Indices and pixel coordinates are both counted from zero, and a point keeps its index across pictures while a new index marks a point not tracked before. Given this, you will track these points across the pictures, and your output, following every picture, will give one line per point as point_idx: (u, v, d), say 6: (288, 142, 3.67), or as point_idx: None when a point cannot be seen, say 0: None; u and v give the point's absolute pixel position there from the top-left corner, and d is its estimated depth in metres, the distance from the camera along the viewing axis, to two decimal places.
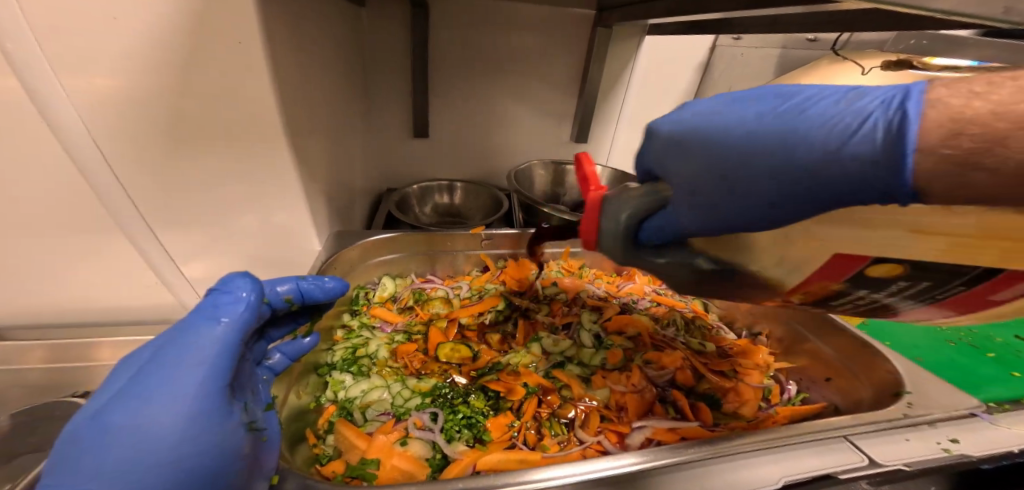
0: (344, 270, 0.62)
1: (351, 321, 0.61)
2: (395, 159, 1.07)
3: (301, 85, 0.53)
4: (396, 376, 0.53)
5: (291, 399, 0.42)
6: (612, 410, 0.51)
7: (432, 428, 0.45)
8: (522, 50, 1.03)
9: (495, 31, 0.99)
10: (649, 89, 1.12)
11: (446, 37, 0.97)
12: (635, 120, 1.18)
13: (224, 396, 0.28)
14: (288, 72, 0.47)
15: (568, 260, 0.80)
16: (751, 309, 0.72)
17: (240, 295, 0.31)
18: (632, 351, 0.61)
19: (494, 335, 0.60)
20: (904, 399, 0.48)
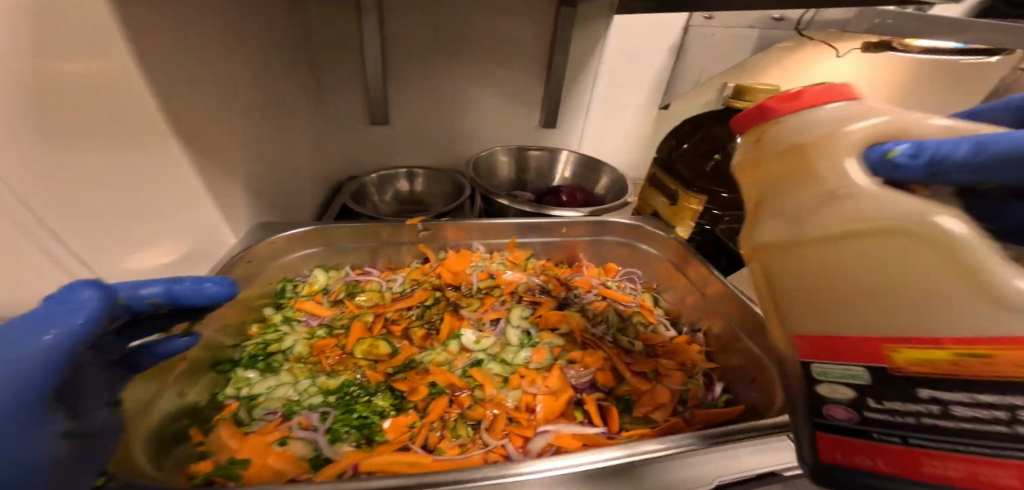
0: (263, 262, 0.61)
1: (275, 316, 0.61)
2: (354, 146, 1.05)
3: (206, 71, 0.51)
4: (306, 372, 0.52)
5: (169, 397, 0.41)
6: (522, 412, 0.50)
7: (317, 428, 0.44)
8: (483, 31, 0.98)
9: (453, 11, 0.94)
10: (621, 72, 1.07)
11: (401, 18, 0.93)
12: (607, 105, 1.13)
13: (38, 409, 0.25)
14: (177, 59, 0.45)
15: (515, 251, 0.77)
16: (696, 304, 0.69)
17: (80, 300, 0.26)
18: (560, 349, 0.59)
19: (417, 331, 0.59)
20: (808, 406, 0.45)
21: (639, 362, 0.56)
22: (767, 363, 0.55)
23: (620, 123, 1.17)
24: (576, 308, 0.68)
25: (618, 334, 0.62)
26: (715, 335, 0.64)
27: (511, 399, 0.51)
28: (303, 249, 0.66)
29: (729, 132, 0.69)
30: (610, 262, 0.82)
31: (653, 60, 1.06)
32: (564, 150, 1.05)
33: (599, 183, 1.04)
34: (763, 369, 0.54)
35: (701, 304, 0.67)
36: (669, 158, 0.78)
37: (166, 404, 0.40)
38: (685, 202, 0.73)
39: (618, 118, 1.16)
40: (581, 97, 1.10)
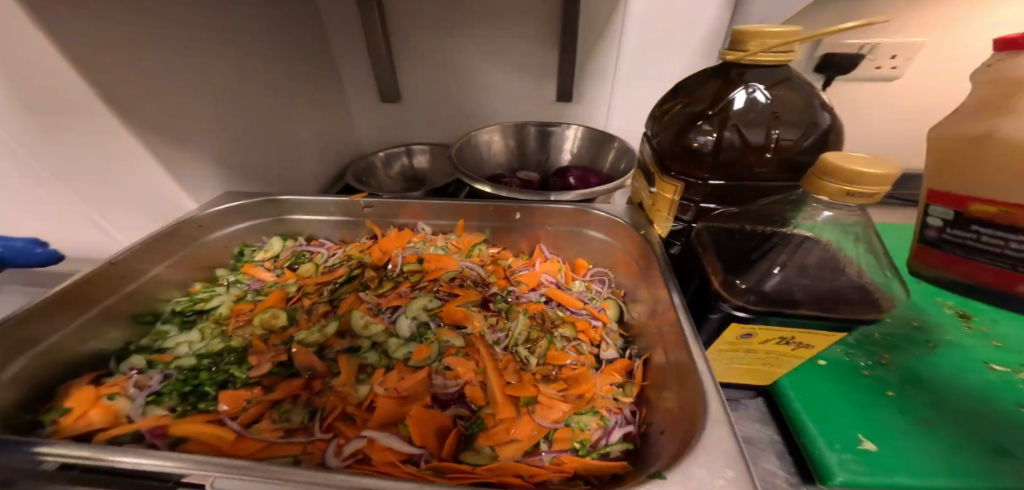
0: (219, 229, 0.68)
1: (225, 277, 0.68)
2: (369, 123, 1.09)
3: (158, 59, 0.56)
4: (214, 332, 0.57)
5: (63, 337, 0.49)
6: (362, 411, 0.45)
7: (149, 389, 0.47)
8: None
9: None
10: (655, 31, 0.86)
11: None
12: (638, 74, 0.93)
13: None
14: (121, 45, 0.51)
15: (463, 235, 0.70)
16: (654, 324, 0.52)
17: None
18: (447, 350, 0.51)
19: (320, 307, 0.58)
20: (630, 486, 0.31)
21: (518, 384, 0.45)
22: (681, 421, 0.39)
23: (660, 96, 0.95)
24: (500, 306, 0.59)
25: (518, 345, 0.51)
26: (656, 369, 0.48)
27: (358, 393, 0.46)
28: (246, 221, 0.71)
29: (723, 97, 0.52)
30: (582, 259, 0.69)
31: (700, 12, 0.82)
32: (572, 124, 0.91)
33: (609, 160, 0.89)
34: (679, 425, 0.38)
35: (659, 325, 0.50)
36: (651, 132, 0.62)
37: (65, 340, 0.49)
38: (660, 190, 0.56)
39: (653, 90, 0.95)
40: (604, 64, 0.92)
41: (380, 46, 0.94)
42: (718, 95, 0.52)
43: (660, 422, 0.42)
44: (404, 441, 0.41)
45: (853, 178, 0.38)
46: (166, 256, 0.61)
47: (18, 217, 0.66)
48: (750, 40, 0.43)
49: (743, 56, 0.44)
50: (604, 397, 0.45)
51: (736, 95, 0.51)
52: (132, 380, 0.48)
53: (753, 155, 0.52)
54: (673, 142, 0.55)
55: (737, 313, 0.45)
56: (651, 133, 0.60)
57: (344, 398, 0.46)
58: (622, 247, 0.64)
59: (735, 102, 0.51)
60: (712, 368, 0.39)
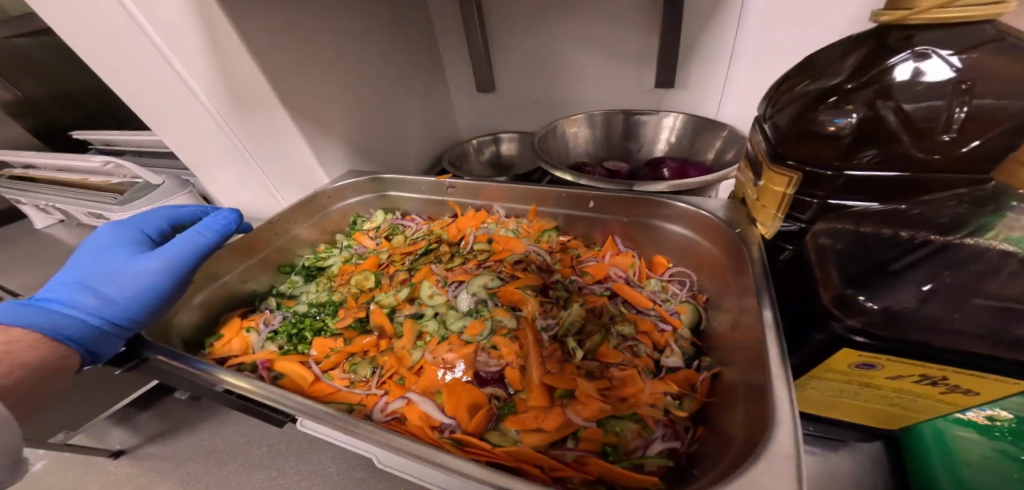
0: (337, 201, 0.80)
1: (342, 241, 0.80)
2: (470, 109, 1.16)
3: (300, 65, 0.68)
4: (327, 284, 0.70)
5: (229, 278, 0.64)
6: (412, 372, 0.49)
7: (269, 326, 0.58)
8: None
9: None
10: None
11: None
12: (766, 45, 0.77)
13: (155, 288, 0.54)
14: (272, 51, 0.63)
15: (534, 220, 0.69)
16: (734, 334, 0.44)
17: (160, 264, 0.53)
18: (498, 328, 0.51)
19: (401, 274, 0.65)
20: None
21: (557, 374, 0.43)
22: (735, 451, 0.32)
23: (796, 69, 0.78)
24: (560, 292, 0.57)
25: (569, 335, 0.47)
26: (726, 386, 0.40)
27: (412, 356, 0.50)
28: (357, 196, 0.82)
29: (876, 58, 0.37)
30: (660, 255, 0.62)
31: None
32: (669, 112, 0.82)
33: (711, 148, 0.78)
34: (727, 454, 0.32)
35: (743, 341, 0.41)
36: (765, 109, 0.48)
37: (233, 280, 0.65)
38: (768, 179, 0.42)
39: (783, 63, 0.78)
40: (721, 33, 0.79)
41: (481, 38, 0.97)
42: (875, 62, 0.37)
43: (713, 448, 0.36)
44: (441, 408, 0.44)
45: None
46: (298, 222, 0.74)
47: (215, 185, 0.89)
48: None
49: (911, 17, 0.31)
50: (652, 405, 0.41)
51: (905, 60, 0.35)
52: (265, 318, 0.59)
53: (930, 139, 0.36)
54: (794, 126, 0.41)
55: (854, 338, 0.35)
56: (764, 114, 0.46)
57: (401, 358, 0.50)
58: (708, 243, 0.55)
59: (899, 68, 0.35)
60: (798, 403, 0.30)
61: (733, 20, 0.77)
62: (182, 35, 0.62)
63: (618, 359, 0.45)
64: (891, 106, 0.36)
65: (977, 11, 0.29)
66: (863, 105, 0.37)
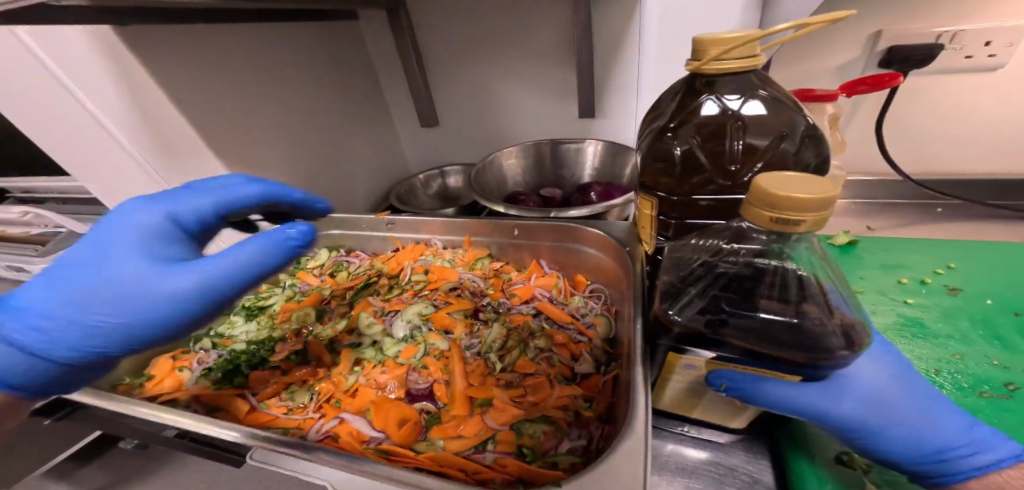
0: None
1: (285, 281, 0.82)
2: (415, 148, 1.23)
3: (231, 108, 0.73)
4: (268, 323, 0.71)
5: None
6: (346, 396, 0.51)
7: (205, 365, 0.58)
8: (507, 24, 0.96)
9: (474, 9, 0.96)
10: (673, 42, 0.86)
11: (432, 28, 1.01)
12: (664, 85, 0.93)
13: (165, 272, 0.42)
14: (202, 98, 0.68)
15: (469, 249, 0.76)
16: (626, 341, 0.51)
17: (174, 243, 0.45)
18: (430, 351, 0.56)
19: (341, 308, 0.68)
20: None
21: (479, 386, 0.48)
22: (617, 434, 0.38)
23: None
24: (489, 315, 0.62)
25: (491, 351, 0.53)
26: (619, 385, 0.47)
27: (347, 382, 0.53)
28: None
29: (692, 101, 0.47)
30: (581, 274, 0.69)
31: (724, 20, 0.81)
32: (590, 140, 0.93)
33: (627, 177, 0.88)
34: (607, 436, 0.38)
35: (631, 342, 0.48)
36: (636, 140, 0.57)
37: None
38: (640, 205, 0.52)
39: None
40: (623, 79, 0.93)
41: (417, 82, 1.06)
42: (690, 106, 0.47)
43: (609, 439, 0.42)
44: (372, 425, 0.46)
45: (778, 203, 0.29)
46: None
47: None
48: (707, 45, 0.40)
49: (697, 66, 0.42)
50: (560, 406, 0.46)
51: (708, 103, 0.45)
52: (199, 357, 0.60)
53: (726, 168, 0.48)
54: (648, 158, 0.51)
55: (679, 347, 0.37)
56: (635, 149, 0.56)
57: (336, 385, 0.53)
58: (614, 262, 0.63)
59: (706, 108, 0.46)
60: (650, 393, 0.38)
61: (632, 66, 0.91)
62: (98, 82, 0.64)
63: (529, 369, 0.50)
64: (699, 143, 0.47)
65: (732, 64, 0.40)
66: (684, 140, 0.48)
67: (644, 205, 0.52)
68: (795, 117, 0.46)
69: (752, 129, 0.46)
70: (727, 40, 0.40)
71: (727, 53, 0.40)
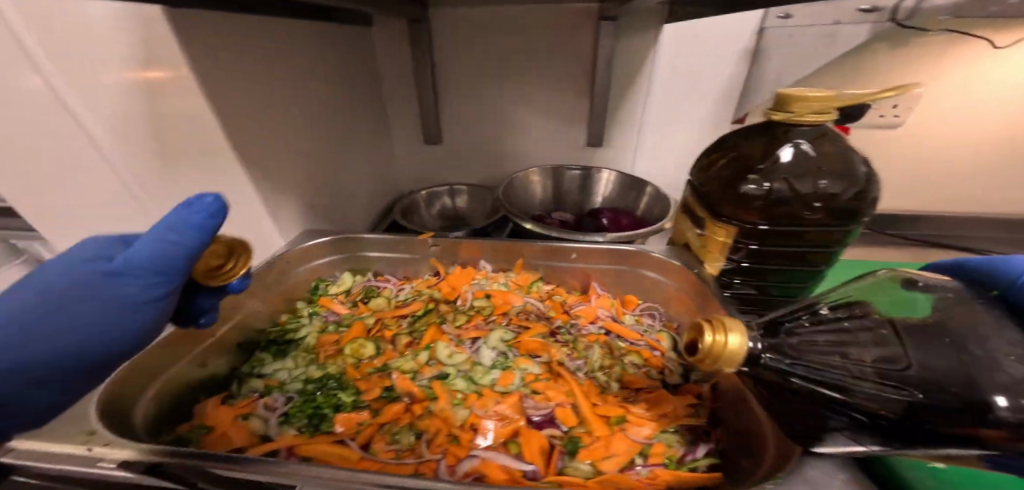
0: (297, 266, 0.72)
1: (306, 309, 0.73)
2: (410, 165, 1.19)
3: (263, 111, 0.64)
4: (309, 359, 0.62)
5: (189, 365, 0.52)
6: (466, 432, 0.50)
7: (276, 410, 0.49)
8: (528, 51, 1.01)
9: (498, 34, 0.99)
10: (678, 81, 0.97)
11: (447, 48, 1.01)
12: (664, 120, 1.04)
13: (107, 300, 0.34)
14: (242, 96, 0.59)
15: (521, 272, 0.76)
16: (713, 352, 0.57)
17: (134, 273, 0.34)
18: (531, 377, 0.56)
19: (403, 338, 0.64)
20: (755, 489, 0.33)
21: (605, 404, 0.50)
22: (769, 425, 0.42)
23: (681, 140, 1.06)
24: (566, 336, 0.64)
25: (596, 371, 0.56)
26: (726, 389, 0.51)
27: (459, 416, 0.51)
28: (325, 256, 0.77)
29: (770, 149, 0.54)
30: (630, 295, 0.76)
31: (722, 68, 0.93)
32: (604, 169, 1.01)
33: (642, 205, 0.97)
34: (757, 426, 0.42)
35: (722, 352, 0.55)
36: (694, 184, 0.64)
37: (183, 370, 0.51)
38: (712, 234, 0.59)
39: (678, 130, 1.05)
40: (630, 114, 1.04)
41: (427, 99, 1.05)
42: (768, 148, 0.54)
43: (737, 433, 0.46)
44: (516, 458, 0.46)
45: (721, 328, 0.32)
46: (261, 291, 0.66)
47: None
48: (795, 101, 0.47)
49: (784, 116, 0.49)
50: (684, 411, 0.49)
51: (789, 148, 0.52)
52: (259, 402, 0.50)
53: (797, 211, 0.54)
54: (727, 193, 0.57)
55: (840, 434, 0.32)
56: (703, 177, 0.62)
57: (446, 422, 0.51)
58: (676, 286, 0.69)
59: (784, 154, 0.53)
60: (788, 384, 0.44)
61: (640, 103, 1.01)
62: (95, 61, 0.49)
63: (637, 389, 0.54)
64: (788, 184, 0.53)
65: (212, 273, 0.41)
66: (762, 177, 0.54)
67: (717, 232, 0.59)
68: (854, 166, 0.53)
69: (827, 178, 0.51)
70: (812, 95, 0.46)
71: (222, 259, 0.41)
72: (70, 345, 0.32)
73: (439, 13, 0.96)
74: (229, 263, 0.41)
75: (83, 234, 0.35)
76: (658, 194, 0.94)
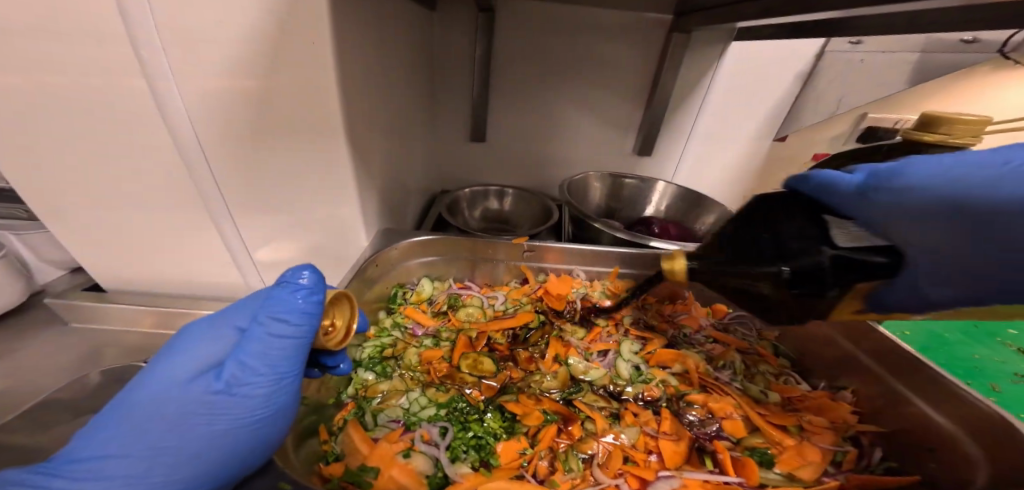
0: (383, 270, 0.63)
1: (389, 320, 0.62)
2: (449, 162, 1.11)
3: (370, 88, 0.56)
4: (420, 380, 0.53)
5: (311, 393, 0.43)
6: (640, 452, 0.46)
7: (438, 443, 0.44)
8: (591, 52, 0.99)
9: (564, 28, 0.96)
10: (737, 94, 1.00)
11: (511, 41, 0.96)
12: (715, 131, 1.07)
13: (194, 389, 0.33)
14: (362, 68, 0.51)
15: (615, 281, 0.74)
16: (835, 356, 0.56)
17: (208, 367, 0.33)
18: (676, 391, 0.53)
19: (523, 352, 0.58)
20: None
21: (773, 414, 0.49)
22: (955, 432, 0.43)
23: (725, 154, 1.10)
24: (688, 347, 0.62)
25: (745, 382, 0.55)
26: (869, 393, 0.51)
27: (627, 436, 0.47)
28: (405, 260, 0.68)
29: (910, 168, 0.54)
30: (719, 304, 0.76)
31: (778, 86, 0.98)
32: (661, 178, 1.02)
33: (698, 216, 0.99)
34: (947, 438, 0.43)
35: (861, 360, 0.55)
36: None
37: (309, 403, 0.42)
38: None
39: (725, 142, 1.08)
40: (682, 125, 1.06)
41: (484, 93, 0.99)
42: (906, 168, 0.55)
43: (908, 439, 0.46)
44: (711, 474, 0.44)
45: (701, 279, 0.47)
46: (355, 297, 0.56)
47: (124, 258, 0.53)
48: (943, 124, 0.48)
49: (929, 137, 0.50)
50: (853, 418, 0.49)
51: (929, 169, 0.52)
52: (415, 435, 0.45)
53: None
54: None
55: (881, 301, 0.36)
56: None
57: (616, 442, 0.47)
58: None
59: None
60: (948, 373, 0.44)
61: (694, 115, 1.04)
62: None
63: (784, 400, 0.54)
64: None
65: (314, 337, 0.36)
66: None
67: None
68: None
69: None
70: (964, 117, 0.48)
71: (329, 317, 0.37)
72: (214, 456, 0.31)
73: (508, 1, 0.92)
74: (336, 323, 0.37)
75: (275, 305, 0.33)
76: (717, 206, 0.96)
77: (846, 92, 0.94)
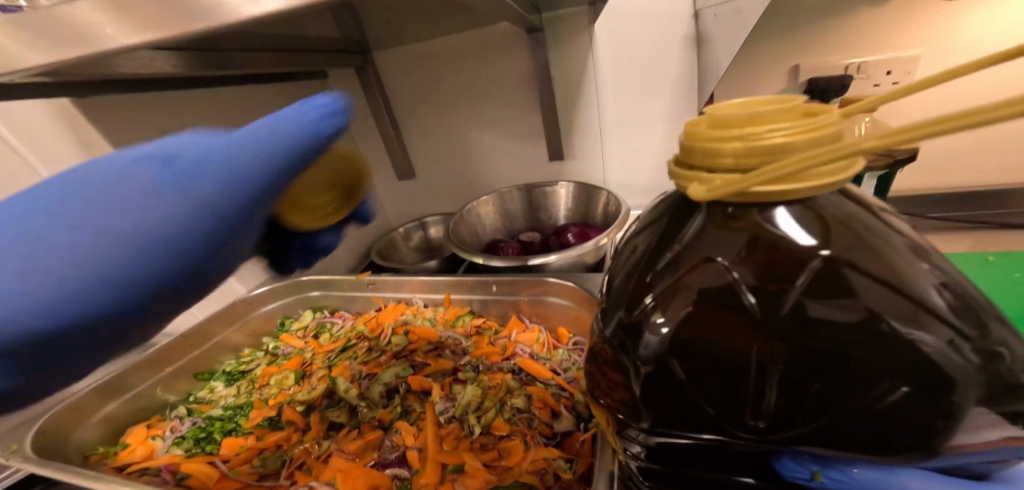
0: (242, 313, 0.76)
1: (269, 343, 0.77)
2: (393, 201, 1.28)
3: None
4: (248, 388, 0.66)
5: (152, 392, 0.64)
6: (318, 461, 0.50)
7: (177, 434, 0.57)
8: (472, 72, 1.03)
9: (434, 65, 1.04)
10: (626, 80, 0.97)
11: (400, 85, 1.09)
12: (624, 123, 1.02)
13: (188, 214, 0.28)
14: None
15: (451, 307, 0.75)
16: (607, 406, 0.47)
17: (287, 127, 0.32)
18: (403, 415, 0.55)
19: (319, 370, 0.66)
20: None
21: (450, 450, 0.48)
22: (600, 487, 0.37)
23: (648, 141, 1.03)
24: (467, 374, 0.60)
25: (467, 413, 0.53)
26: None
27: (320, 447, 0.51)
28: (279, 299, 0.80)
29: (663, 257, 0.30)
30: (564, 328, 0.69)
31: (667, 58, 0.93)
32: (562, 182, 0.98)
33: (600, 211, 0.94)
34: None
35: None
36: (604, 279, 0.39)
37: (147, 393, 0.64)
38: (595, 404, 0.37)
39: (642, 132, 1.02)
40: (588, 123, 1.03)
41: (392, 136, 1.13)
42: (645, 252, 0.32)
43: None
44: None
45: None
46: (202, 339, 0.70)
47: None
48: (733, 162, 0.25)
49: (739, 182, 0.23)
50: (532, 466, 0.46)
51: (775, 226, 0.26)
52: (175, 425, 0.59)
53: (744, 406, 0.27)
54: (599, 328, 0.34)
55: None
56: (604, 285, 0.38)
57: (308, 451, 0.51)
58: None
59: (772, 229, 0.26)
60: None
61: (593, 103, 1.00)
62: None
63: (497, 438, 0.50)
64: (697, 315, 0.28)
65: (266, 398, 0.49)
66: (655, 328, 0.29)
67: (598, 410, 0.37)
68: (930, 290, 0.24)
69: (814, 300, 0.25)
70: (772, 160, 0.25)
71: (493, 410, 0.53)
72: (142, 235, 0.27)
73: (380, 55, 1.07)
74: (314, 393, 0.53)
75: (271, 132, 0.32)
76: (619, 203, 0.86)
77: (721, 52, 0.78)
